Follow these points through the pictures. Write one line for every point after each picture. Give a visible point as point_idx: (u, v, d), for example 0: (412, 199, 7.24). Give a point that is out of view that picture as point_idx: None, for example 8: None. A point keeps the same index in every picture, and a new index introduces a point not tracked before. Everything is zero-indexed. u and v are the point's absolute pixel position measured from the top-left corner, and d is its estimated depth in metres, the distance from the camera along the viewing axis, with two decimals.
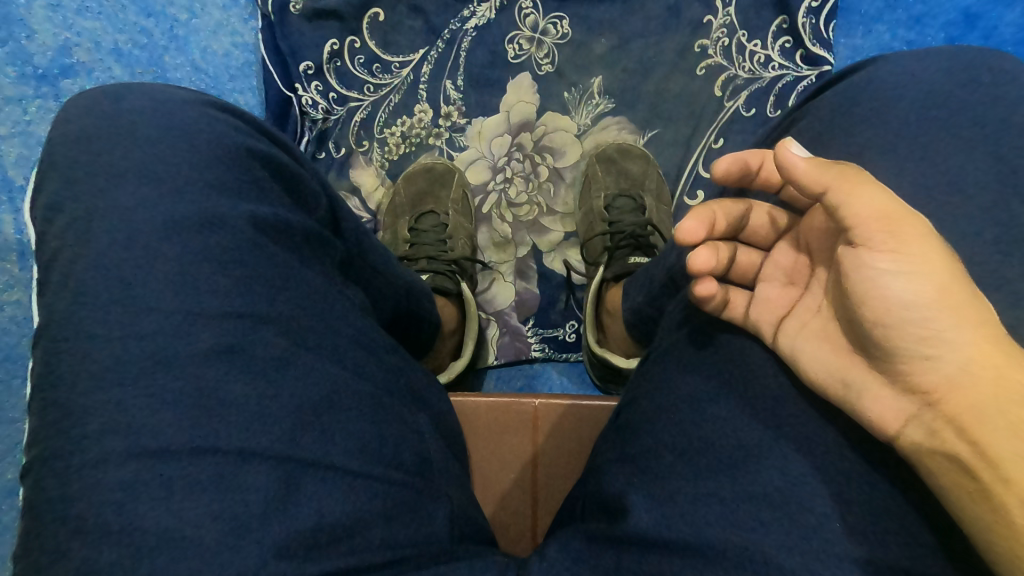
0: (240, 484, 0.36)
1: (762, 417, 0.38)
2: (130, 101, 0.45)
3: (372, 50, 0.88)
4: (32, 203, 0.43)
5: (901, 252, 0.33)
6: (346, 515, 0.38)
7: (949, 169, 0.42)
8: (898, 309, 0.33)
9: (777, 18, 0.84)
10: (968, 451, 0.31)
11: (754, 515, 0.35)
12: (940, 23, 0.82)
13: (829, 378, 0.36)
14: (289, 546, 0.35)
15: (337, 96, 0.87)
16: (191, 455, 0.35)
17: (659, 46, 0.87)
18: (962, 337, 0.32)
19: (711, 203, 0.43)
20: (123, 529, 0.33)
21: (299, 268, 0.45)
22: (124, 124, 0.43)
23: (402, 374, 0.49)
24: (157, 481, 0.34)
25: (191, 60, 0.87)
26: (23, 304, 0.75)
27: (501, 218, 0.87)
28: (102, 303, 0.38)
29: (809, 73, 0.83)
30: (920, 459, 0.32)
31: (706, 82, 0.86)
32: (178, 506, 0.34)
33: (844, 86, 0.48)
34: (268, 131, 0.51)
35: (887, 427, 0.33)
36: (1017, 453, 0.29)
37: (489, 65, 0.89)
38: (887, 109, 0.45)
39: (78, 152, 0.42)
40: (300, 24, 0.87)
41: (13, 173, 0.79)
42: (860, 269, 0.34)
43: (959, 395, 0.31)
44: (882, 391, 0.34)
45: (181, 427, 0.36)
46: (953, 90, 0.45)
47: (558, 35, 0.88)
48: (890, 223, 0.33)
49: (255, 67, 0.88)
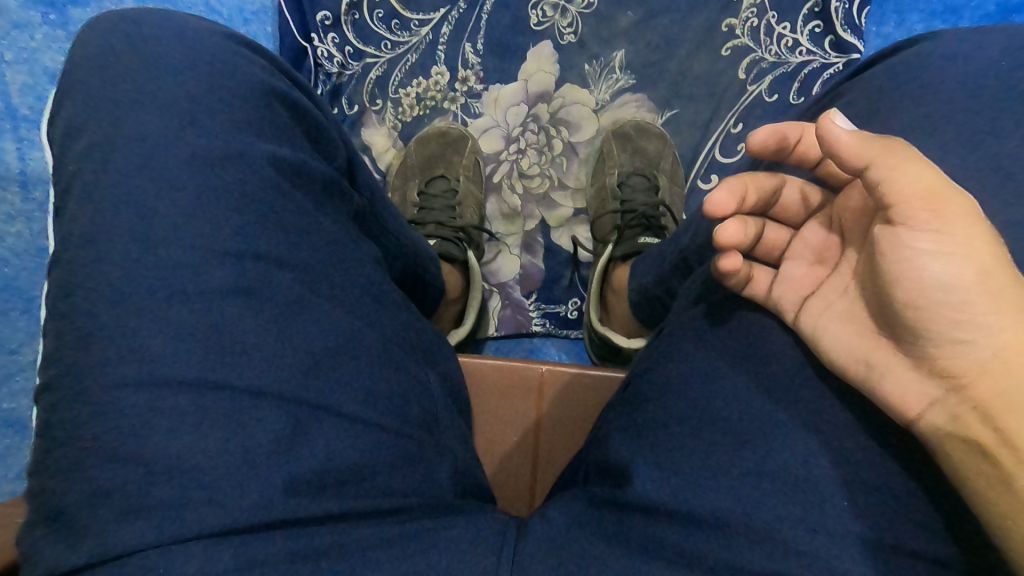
0: (250, 423, 0.35)
1: (773, 397, 0.38)
2: (148, 29, 0.43)
3: (392, 5, 0.85)
4: (49, 127, 0.42)
5: (942, 232, 0.32)
6: (354, 460, 0.38)
7: (982, 163, 0.41)
8: (934, 290, 0.33)
9: (809, 1, 0.82)
10: (993, 438, 0.31)
11: (759, 487, 0.35)
12: (976, 16, 0.80)
13: (851, 358, 0.36)
14: (297, 485, 0.36)
15: (353, 50, 0.85)
16: (202, 391, 0.35)
17: (686, 22, 0.85)
18: (996, 322, 0.32)
19: (743, 175, 0.42)
20: (133, 456, 0.33)
21: (316, 216, 0.44)
22: (141, 52, 0.42)
23: (412, 331, 0.48)
24: (168, 413, 0.34)
25: (206, 0, 0.84)
26: (27, 237, 0.74)
27: (511, 189, 0.86)
28: (118, 233, 0.37)
29: (836, 61, 0.81)
30: (939, 442, 0.33)
31: (730, 64, 0.84)
32: (187, 439, 0.34)
33: (878, 74, 0.47)
34: (288, 73, 0.49)
35: (908, 410, 0.34)
36: None
37: (511, 30, 0.86)
38: (920, 99, 0.44)
39: (96, 78, 0.41)
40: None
41: (17, 101, 0.77)
42: (897, 249, 0.34)
43: (987, 380, 0.32)
44: (907, 374, 0.34)
45: (193, 362, 0.35)
46: (991, 81, 0.44)
47: (583, 4, 0.86)
48: (934, 202, 0.32)
49: (271, 13, 0.85)
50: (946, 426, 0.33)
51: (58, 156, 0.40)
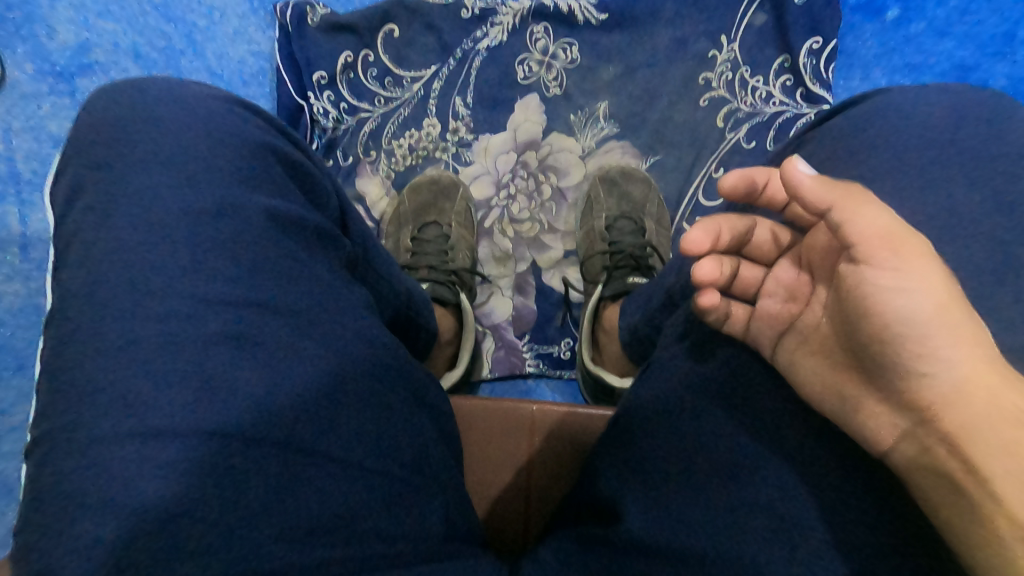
0: (245, 472, 0.36)
1: (756, 435, 0.40)
2: (153, 95, 0.46)
3: (386, 64, 0.90)
4: (53, 189, 0.43)
5: (901, 268, 0.34)
6: (353, 505, 0.40)
7: (941, 209, 0.45)
8: (897, 325, 0.34)
9: (780, 56, 0.87)
10: (961, 471, 0.32)
11: (739, 524, 0.37)
12: (935, 72, 0.86)
13: (825, 392, 0.38)
14: (297, 532, 0.37)
15: (348, 106, 0.89)
16: (192, 438, 0.35)
17: (665, 76, 0.90)
18: (958, 355, 0.33)
19: (717, 216, 0.45)
20: (123, 509, 0.33)
21: (310, 265, 0.45)
22: (147, 118, 0.44)
23: (406, 375, 0.50)
24: (159, 462, 0.35)
25: (207, 64, 0.89)
26: (23, 297, 0.75)
27: (502, 233, 0.88)
28: (119, 288, 0.38)
29: (808, 111, 0.86)
30: (909, 473, 0.34)
31: (709, 113, 0.89)
32: (181, 489, 0.34)
33: (840, 125, 0.51)
34: (285, 130, 0.52)
35: (881, 442, 0.35)
36: (1009, 471, 0.30)
37: (499, 85, 0.91)
38: (880, 147, 0.48)
39: (104, 142, 0.43)
40: (315, 36, 0.89)
41: (22, 166, 0.80)
42: (861, 285, 0.35)
43: (953, 413, 0.32)
44: (878, 408, 0.35)
45: (187, 410, 0.36)
46: (943, 132, 0.48)
47: (567, 60, 0.91)
48: (892, 241, 0.34)
49: (269, 75, 0.90)
50: (917, 458, 0.34)
51: (60, 217, 0.42)
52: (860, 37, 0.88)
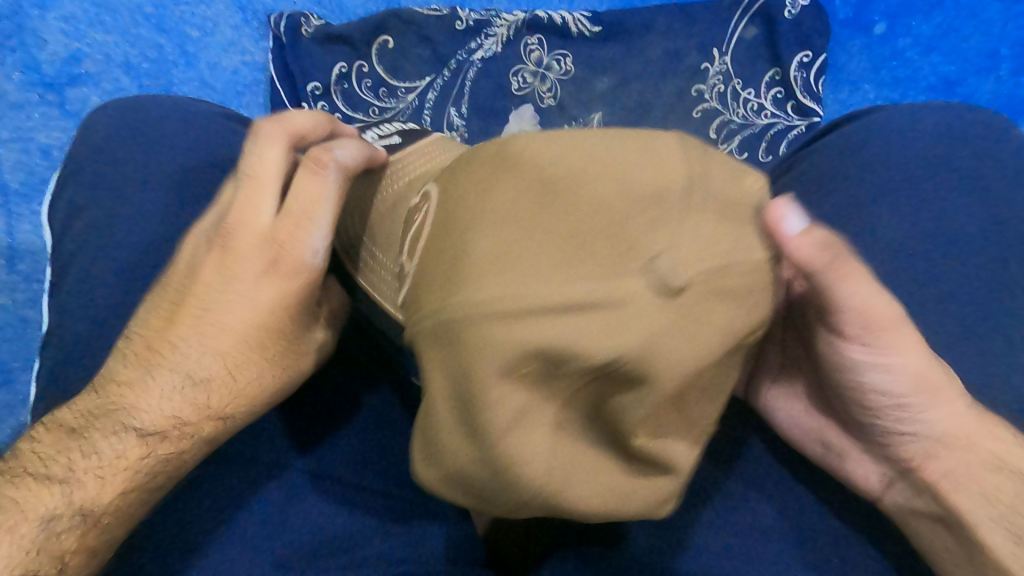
0: (254, 498, 0.52)
1: (723, 476, 0.54)
2: (174, 204, 0.57)
3: (380, 74, 0.85)
4: (119, 289, 0.54)
5: (879, 350, 0.46)
6: (346, 528, 0.52)
7: (923, 278, 0.55)
8: (877, 393, 0.47)
9: (770, 70, 0.85)
10: (946, 514, 0.47)
11: (719, 547, 0.52)
12: (923, 85, 0.87)
13: (810, 439, 0.52)
14: (297, 553, 0.51)
15: (342, 117, 0.84)
16: (235, 475, 0.52)
17: (657, 88, 0.86)
18: (932, 417, 0.47)
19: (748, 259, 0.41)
20: (182, 532, 0.50)
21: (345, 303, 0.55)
22: (167, 233, 0.57)
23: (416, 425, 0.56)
24: (208, 494, 0.51)
25: (200, 74, 0.88)
26: (33, 310, 0.80)
27: None
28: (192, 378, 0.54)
29: (799, 123, 0.84)
30: (899, 512, 0.49)
31: (701, 125, 0.85)
32: (230, 518, 0.51)
33: (831, 193, 0.60)
34: None
35: (874, 488, 0.50)
36: (983, 516, 0.46)
37: (493, 96, 0.86)
38: (877, 224, 0.57)
39: (149, 256, 0.56)
40: (289, 43, 0.85)
41: (10, 177, 0.81)
42: (845, 358, 0.47)
43: (932, 463, 0.48)
44: (864, 458, 0.51)
45: (239, 453, 0.53)
46: (920, 201, 0.57)
47: (561, 72, 0.87)
48: (879, 326, 0.45)
49: (263, 85, 0.89)
50: (904, 501, 0.49)
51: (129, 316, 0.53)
52: (849, 51, 0.89)
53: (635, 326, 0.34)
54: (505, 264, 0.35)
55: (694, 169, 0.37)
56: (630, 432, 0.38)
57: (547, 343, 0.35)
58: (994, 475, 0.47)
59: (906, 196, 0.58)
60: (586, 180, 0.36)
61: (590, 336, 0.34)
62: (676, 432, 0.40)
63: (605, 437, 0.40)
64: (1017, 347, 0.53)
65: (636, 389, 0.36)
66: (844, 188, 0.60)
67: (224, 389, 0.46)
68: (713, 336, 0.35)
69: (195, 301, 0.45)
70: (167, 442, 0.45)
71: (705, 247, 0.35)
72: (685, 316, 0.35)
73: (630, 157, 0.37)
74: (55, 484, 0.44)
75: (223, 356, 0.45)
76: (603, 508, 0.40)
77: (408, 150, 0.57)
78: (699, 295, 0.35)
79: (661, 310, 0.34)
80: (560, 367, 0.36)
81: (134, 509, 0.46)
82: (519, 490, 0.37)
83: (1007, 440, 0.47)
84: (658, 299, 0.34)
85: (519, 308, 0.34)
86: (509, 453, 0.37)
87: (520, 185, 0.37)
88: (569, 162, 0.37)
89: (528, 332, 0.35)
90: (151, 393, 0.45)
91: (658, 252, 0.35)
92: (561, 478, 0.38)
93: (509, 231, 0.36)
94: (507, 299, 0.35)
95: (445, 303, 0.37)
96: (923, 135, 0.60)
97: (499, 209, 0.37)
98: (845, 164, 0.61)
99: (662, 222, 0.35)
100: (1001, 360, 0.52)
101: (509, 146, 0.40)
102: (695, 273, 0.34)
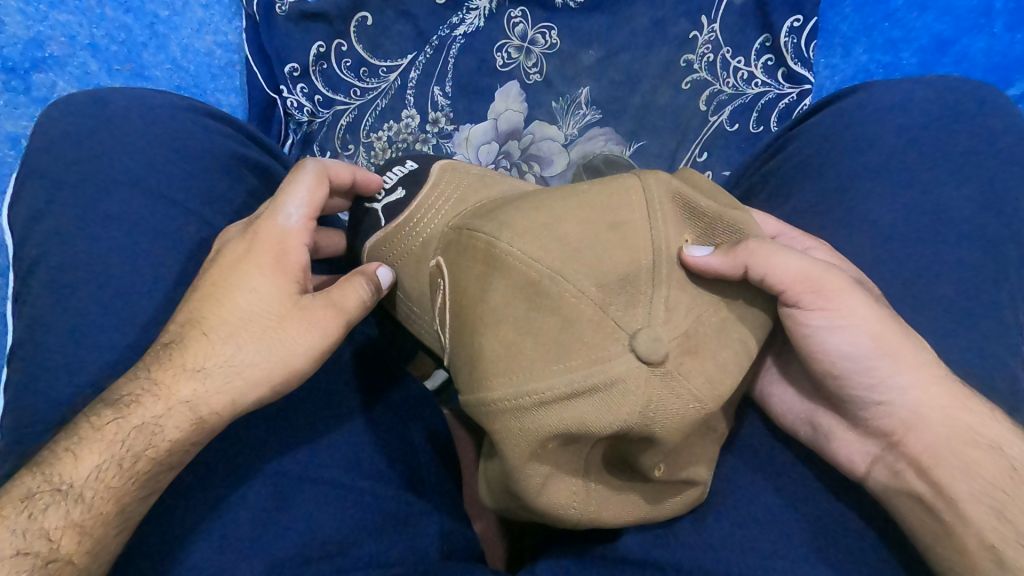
0: (238, 503, 0.50)
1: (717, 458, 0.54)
2: (149, 199, 0.56)
3: (360, 53, 0.82)
4: (92, 286, 0.52)
5: (830, 316, 0.47)
6: (338, 533, 0.52)
7: (912, 248, 0.55)
8: (845, 361, 0.48)
9: (760, 36, 0.83)
10: (934, 495, 0.46)
11: (710, 536, 0.53)
12: (914, 47, 0.85)
13: (801, 422, 0.53)
14: (284, 563, 0.50)
15: (323, 99, 0.81)
16: (218, 479, 0.50)
17: (645, 60, 0.84)
18: (902, 383, 0.47)
19: (701, 285, 0.45)
20: (159, 541, 0.48)
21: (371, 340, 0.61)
22: (140, 229, 0.55)
23: (409, 440, 0.61)
24: (188, 500, 0.49)
25: (171, 56, 0.84)
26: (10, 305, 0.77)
27: (524, 166, 0.83)
28: None
29: (790, 91, 0.82)
30: (892, 496, 0.48)
31: (690, 97, 0.83)
32: (213, 524, 0.49)
33: (823, 167, 0.60)
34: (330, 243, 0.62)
35: (859, 468, 0.50)
36: (967, 493, 0.45)
37: (477, 73, 0.83)
38: (867, 196, 0.57)
39: (123, 253, 0.54)
40: (262, 20, 0.81)
41: None
42: (803, 329, 0.48)
43: (913, 436, 0.47)
44: (848, 436, 0.51)
45: (223, 458, 0.51)
46: (910, 169, 0.57)
47: (546, 45, 0.84)
48: (814, 287, 0.46)
49: (238, 68, 0.86)
50: (889, 480, 0.48)
51: (105, 314, 0.52)
52: (840, 14, 0.87)
53: (628, 404, 0.41)
54: (520, 365, 0.42)
55: (655, 244, 0.44)
56: (645, 465, 0.46)
57: (564, 428, 0.42)
58: (972, 450, 0.45)
59: (898, 167, 0.57)
60: (564, 283, 0.43)
61: (601, 418, 0.42)
62: (697, 463, 0.49)
63: (627, 474, 0.48)
64: (1009, 315, 0.52)
65: (654, 442, 0.43)
66: (838, 160, 0.59)
67: (212, 360, 0.46)
68: (694, 386, 0.42)
69: (197, 292, 0.49)
70: (145, 405, 0.44)
71: (672, 316, 0.43)
72: (666, 375, 0.41)
73: (613, 252, 0.43)
74: (34, 483, 0.42)
75: (213, 329, 0.47)
76: (637, 515, 0.49)
77: (415, 204, 0.56)
78: (675, 357, 0.42)
79: (644, 379, 0.41)
80: (578, 437, 0.43)
81: (118, 479, 0.43)
82: (566, 520, 0.47)
83: (983, 414, 0.46)
84: (641, 368, 0.41)
85: (541, 417, 0.42)
86: (549, 500, 0.46)
87: (508, 290, 0.44)
88: (549, 258, 0.44)
89: (549, 422, 0.42)
90: (146, 363, 0.46)
91: (637, 329, 0.42)
92: (596, 509, 0.47)
93: (515, 329, 0.43)
94: (527, 393, 0.42)
95: (483, 400, 0.44)
96: (916, 101, 0.59)
97: (500, 304, 0.44)
98: (836, 135, 0.60)
99: (633, 302, 0.42)
100: (994, 329, 0.51)
101: (494, 247, 0.46)
102: (670, 343, 0.42)
